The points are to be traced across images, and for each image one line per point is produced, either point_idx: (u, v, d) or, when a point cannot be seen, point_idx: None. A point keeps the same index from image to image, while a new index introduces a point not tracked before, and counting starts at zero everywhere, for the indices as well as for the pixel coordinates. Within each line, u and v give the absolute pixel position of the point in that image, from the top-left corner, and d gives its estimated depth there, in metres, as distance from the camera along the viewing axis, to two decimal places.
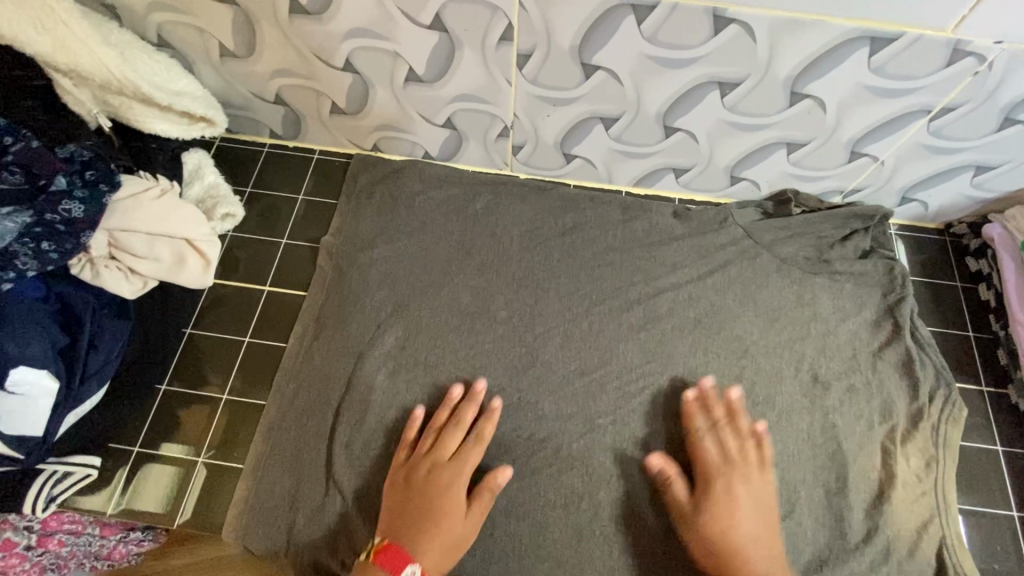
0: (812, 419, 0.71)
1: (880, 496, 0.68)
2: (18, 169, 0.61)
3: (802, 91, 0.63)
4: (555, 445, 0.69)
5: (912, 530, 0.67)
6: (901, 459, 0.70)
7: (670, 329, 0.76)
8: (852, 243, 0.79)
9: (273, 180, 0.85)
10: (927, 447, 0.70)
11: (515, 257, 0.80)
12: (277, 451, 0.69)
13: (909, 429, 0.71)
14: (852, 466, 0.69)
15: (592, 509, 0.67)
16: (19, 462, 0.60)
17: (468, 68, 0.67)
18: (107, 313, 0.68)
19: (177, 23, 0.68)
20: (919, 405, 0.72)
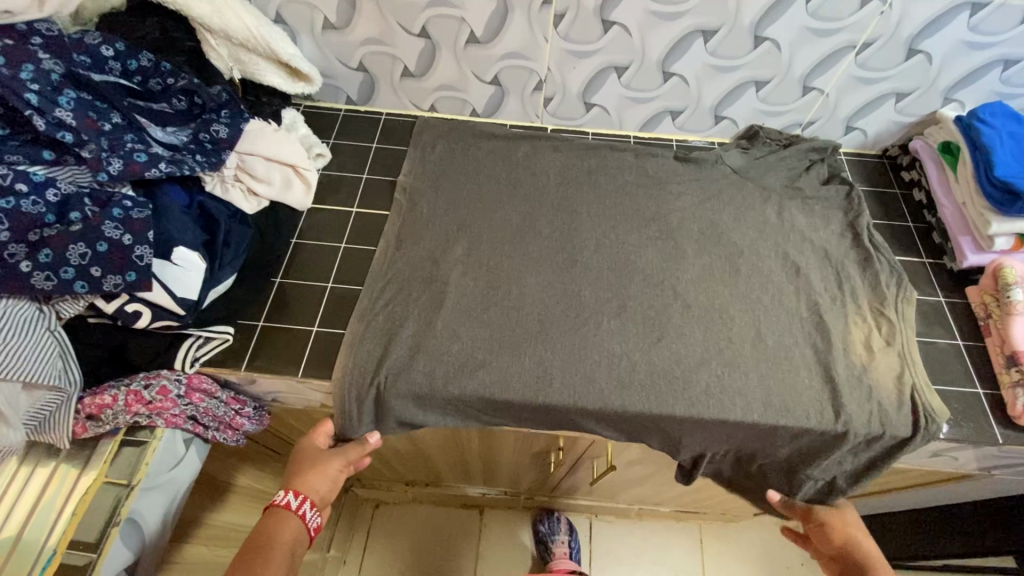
0: (799, 294, 0.88)
1: (863, 350, 0.83)
2: (183, 98, 0.81)
3: (763, 35, 0.87)
4: (596, 321, 0.86)
5: (891, 372, 0.81)
6: (876, 327, 0.85)
7: (679, 236, 0.93)
8: (815, 171, 0.99)
9: (351, 134, 1.05)
10: (891, 314, 0.86)
11: (551, 186, 0.99)
12: (363, 334, 0.83)
13: (875, 302, 0.87)
14: (834, 329, 0.85)
15: (629, 361, 0.82)
16: (180, 318, 0.75)
17: (517, 29, 0.90)
18: (234, 221, 0.84)
19: (294, 2, 0.89)
20: (877, 286, 0.88)
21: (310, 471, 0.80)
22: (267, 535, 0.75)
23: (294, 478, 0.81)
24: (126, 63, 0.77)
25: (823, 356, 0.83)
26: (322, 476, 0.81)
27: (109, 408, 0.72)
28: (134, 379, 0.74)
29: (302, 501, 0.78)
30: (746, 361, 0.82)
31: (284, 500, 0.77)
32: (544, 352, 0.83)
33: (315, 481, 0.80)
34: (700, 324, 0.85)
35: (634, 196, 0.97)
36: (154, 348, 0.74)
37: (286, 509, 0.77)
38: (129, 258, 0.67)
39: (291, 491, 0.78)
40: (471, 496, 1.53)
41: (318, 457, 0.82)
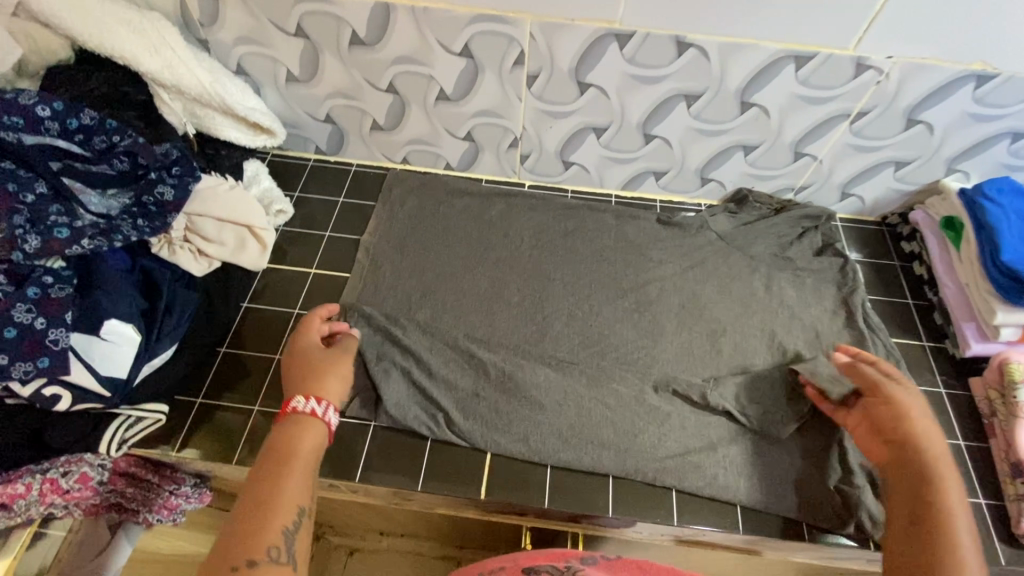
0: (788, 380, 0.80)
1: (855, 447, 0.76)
2: (126, 158, 0.74)
3: (750, 100, 0.81)
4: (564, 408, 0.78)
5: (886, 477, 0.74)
6: None
7: (658, 310, 0.87)
8: (807, 240, 0.92)
9: (317, 187, 0.99)
10: None
11: (524, 250, 0.92)
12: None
13: None
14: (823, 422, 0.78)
15: (596, 450, 0.76)
16: (105, 400, 0.69)
17: (488, 88, 0.84)
18: (178, 285, 0.79)
19: (255, 55, 0.85)
20: None
21: (321, 376, 0.69)
22: (286, 444, 0.61)
23: (301, 385, 0.68)
24: (66, 122, 0.72)
25: (808, 451, 0.76)
26: (334, 375, 0.69)
27: (22, 498, 0.69)
28: (52, 465, 0.69)
29: (326, 407, 0.66)
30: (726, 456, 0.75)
31: (304, 406, 0.65)
32: (504, 441, 0.76)
33: (330, 384, 0.68)
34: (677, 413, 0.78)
35: (611, 262, 0.91)
36: (81, 426, 0.69)
37: (303, 415, 0.64)
38: (42, 343, 0.65)
39: (312, 397, 0.65)
40: (452, 549, 1.32)
41: (320, 362, 0.71)
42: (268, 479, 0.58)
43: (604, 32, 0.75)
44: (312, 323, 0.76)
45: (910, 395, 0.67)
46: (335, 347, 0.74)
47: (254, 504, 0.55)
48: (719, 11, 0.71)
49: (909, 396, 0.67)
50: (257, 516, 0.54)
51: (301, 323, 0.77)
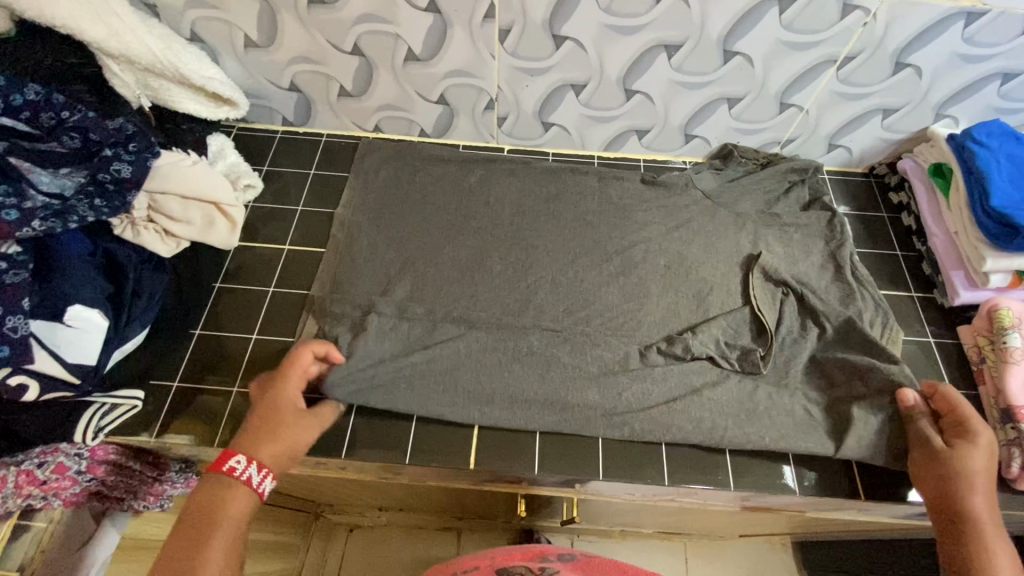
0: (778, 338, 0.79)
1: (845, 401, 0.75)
2: (76, 134, 0.71)
3: (733, 49, 0.77)
4: (548, 377, 0.76)
5: None
6: None
7: (643, 274, 0.85)
8: (794, 195, 0.90)
9: (287, 160, 0.95)
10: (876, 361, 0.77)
11: (506, 217, 0.90)
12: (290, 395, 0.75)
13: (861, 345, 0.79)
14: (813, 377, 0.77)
15: (582, 416, 0.74)
16: (76, 388, 0.67)
17: (459, 46, 0.80)
18: (148, 267, 0.76)
19: (208, 19, 0.80)
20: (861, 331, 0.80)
21: (267, 431, 0.65)
22: (205, 510, 0.59)
23: (251, 439, 0.64)
24: (9, 98, 0.68)
25: (798, 408, 0.74)
26: (285, 439, 0.65)
27: None
28: (27, 457, 0.66)
29: (260, 473, 0.62)
30: (719, 418, 0.73)
31: (241, 472, 0.61)
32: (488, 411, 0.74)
33: (271, 444, 0.64)
34: (667, 376, 0.76)
35: (594, 226, 0.89)
36: (55, 414, 0.67)
37: (237, 481, 0.61)
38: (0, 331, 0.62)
39: (253, 463, 0.62)
40: (451, 520, 1.31)
41: (281, 417, 0.67)
42: (190, 543, 0.57)
43: None
44: (301, 366, 0.71)
45: (982, 461, 0.63)
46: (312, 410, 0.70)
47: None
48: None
49: (977, 463, 0.63)
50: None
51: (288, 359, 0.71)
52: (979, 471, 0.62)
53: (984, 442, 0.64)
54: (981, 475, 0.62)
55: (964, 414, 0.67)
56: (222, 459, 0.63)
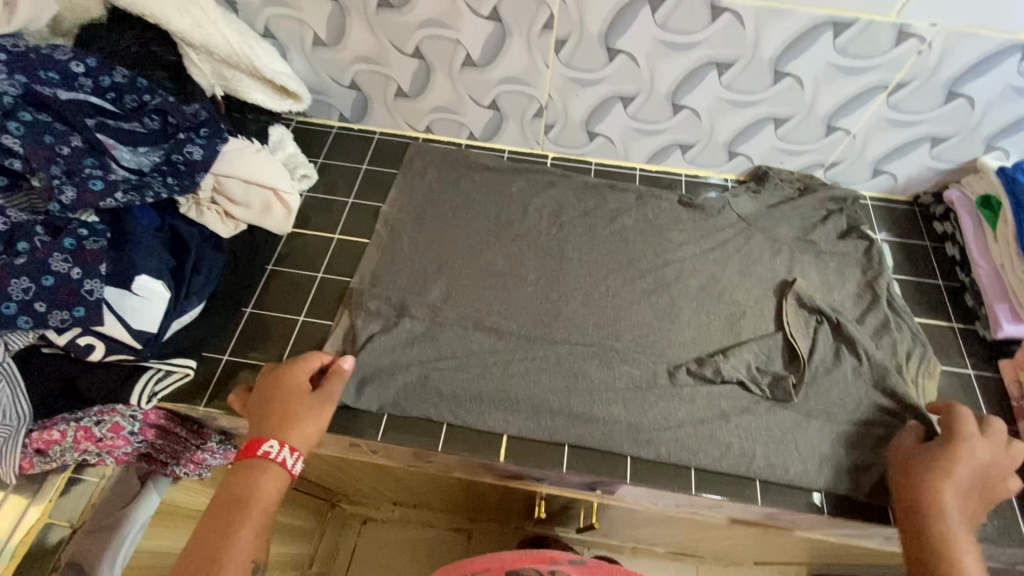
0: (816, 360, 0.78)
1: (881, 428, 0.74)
2: (157, 117, 0.76)
3: (784, 70, 0.79)
4: (573, 391, 0.76)
5: None
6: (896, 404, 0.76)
7: (680, 288, 0.85)
8: (832, 223, 0.90)
9: (341, 155, 0.99)
10: (912, 389, 0.77)
11: (545, 224, 0.92)
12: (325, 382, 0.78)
13: (899, 372, 0.78)
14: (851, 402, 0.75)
15: (608, 431, 0.73)
16: (137, 352, 0.71)
17: (515, 54, 0.83)
18: (207, 245, 0.81)
19: (282, 16, 0.85)
20: (899, 359, 0.79)
21: (294, 418, 0.67)
22: (240, 492, 0.62)
23: (277, 425, 0.66)
24: (99, 80, 0.73)
25: (829, 443, 0.72)
26: (311, 426, 0.67)
27: (57, 444, 0.70)
28: (85, 414, 0.70)
29: (292, 457, 0.65)
30: (748, 444, 0.71)
31: (276, 454, 0.64)
32: (513, 418, 0.74)
33: (299, 429, 0.67)
34: (701, 398, 0.74)
35: (630, 241, 0.89)
36: (115, 375, 0.71)
37: (271, 463, 0.64)
38: (78, 293, 0.62)
39: (286, 446, 0.65)
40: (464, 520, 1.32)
41: (303, 404, 0.68)
42: (224, 524, 0.60)
43: None
44: (314, 359, 0.73)
45: (965, 470, 0.62)
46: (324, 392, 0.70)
47: (199, 561, 0.58)
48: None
49: (959, 472, 0.61)
50: (209, 564, 0.58)
51: (302, 354, 0.74)
52: (960, 480, 0.61)
53: (968, 453, 0.63)
54: (961, 484, 0.61)
55: (954, 425, 0.65)
56: (254, 444, 0.66)
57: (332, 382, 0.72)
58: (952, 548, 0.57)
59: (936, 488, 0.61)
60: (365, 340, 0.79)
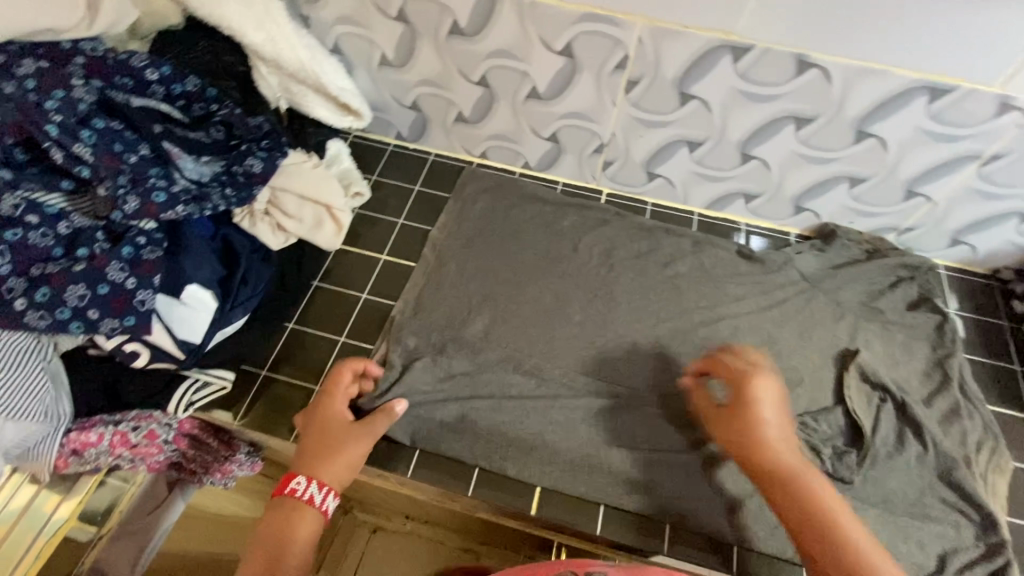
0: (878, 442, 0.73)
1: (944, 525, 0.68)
2: (222, 128, 0.76)
3: (868, 130, 0.74)
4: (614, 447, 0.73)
5: (972, 559, 0.67)
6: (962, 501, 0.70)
7: (733, 348, 0.81)
8: (901, 290, 0.85)
9: (395, 173, 0.99)
10: (981, 484, 0.71)
11: (595, 265, 0.88)
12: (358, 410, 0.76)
13: (967, 465, 0.72)
14: (913, 492, 0.70)
15: (651, 496, 0.71)
16: (179, 361, 0.71)
17: (583, 90, 0.81)
18: (257, 257, 0.80)
19: (352, 34, 0.84)
20: (969, 449, 0.73)
21: (322, 452, 0.67)
22: (274, 534, 0.62)
23: (311, 459, 0.67)
24: (171, 87, 0.73)
25: (886, 536, 0.67)
26: (340, 459, 0.67)
27: (93, 447, 0.70)
28: (123, 418, 0.70)
29: (322, 493, 0.65)
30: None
31: (302, 491, 0.64)
32: (550, 468, 0.72)
33: (329, 464, 0.66)
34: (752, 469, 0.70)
35: (683, 291, 0.86)
36: (154, 382, 0.71)
37: (299, 501, 0.64)
38: (130, 302, 0.61)
39: (313, 482, 0.64)
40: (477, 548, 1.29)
41: (331, 436, 0.68)
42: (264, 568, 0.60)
43: (720, 44, 0.70)
44: (343, 383, 0.72)
45: (772, 412, 0.65)
46: (361, 424, 0.70)
47: None
48: (865, 31, 0.65)
49: (770, 413, 0.65)
50: None
51: (332, 373, 0.73)
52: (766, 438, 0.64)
53: (756, 394, 0.66)
54: (769, 433, 0.64)
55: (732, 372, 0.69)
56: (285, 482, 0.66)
57: (376, 419, 0.70)
58: (817, 480, 0.62)
59: (756, 443, 0.64)
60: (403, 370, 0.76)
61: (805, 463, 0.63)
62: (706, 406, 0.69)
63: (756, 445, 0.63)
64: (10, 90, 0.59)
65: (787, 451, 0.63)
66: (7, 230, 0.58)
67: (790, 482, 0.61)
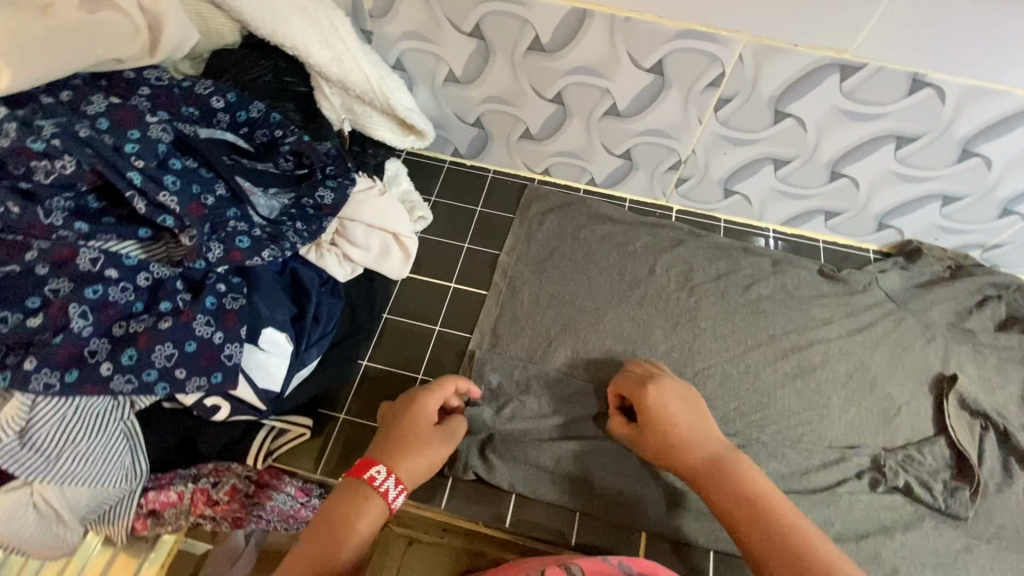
0: (987, 475, 0.70)
1: None
2: (291, 156, 0.70)
3: (973, 150, 0.71)
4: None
5: None
6: None
7: (825, 377, 0.78)
8: (989, 309, 0.82)
9: (454, 193, 0.94)
10: None
11: (672, 290, 0.85)
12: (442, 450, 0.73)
13: None
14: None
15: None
16: (259, 412, 0.66)
17: (668, 108, 0.76)
18: (325, 291, 0.75)
19: (419, 51, 0.79)
20: None
21: (408, 445, 0.61)
22: (340, 514, 0.54)
23: (390, 450, 0.61)
24: (236, 114, 0.68)
25: (1003, 574, 0.65)
26: (423, 458, 0.61)
27: (173, 507, 0.65)
28: (202, 473, 0.66)
29: (401, 489, 0.58)
30: (915, 566, 0.65)
31: (382, 482, 0.57)
32: (651, 510, 0.69)
33: (411, 458, 0.60)
34: (861, 506, 0.68)
35: (767, 315, 0.82)
36: (231, 434, 0.66)
37: (374, 491, 0.57)
38: (218, 357, 0.57)
39: (394, 474, 0.58)
40: None
41: (422, 433, 0.63)
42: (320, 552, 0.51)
43: (829, 62, 0.66)
44: (448, 388, 0.68)
45: (676, 412, 0.64)
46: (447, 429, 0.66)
47: None
48: (992, 50, 0.61)
49: (676, 415, 0.64)
50: None
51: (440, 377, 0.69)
52: (665, 424, 0.63)
53: (657, 398, 0.65)
54: (675, 423, 0.63)
55: (632, 381, 0.69)
56: (360, 466, 0.59)
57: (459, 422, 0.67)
58: (741, 474, 0.57)
59: (660, 436, 0.63)
60: (491, 408, 0.74)
61: (738, 458, 0.60)
62: (618, 425, 0.68)
63: (667, 449, 0.62)
64: (84, 133, 0.54)
65: (688, 450, 0.61)
66: (87, 288, 0.53)
67: (711, 479, 0.58)
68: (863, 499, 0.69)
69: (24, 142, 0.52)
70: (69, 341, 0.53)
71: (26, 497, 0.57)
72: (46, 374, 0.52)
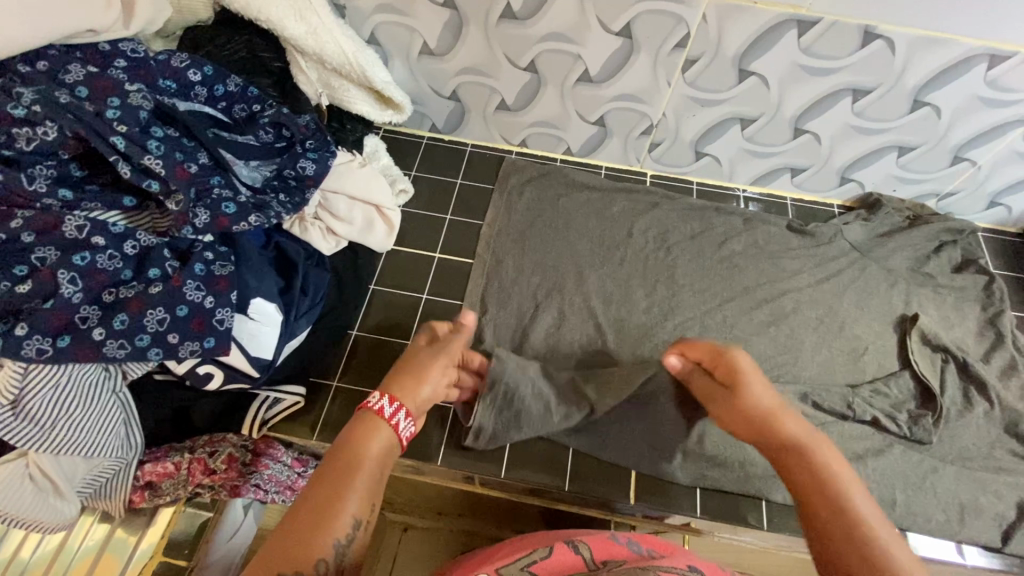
0: (948, 403, 0.75)
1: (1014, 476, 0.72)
2: (271, 129, 0.69)
3: (923, 99, 0.76)
4: (701, 433, 0.72)
5: None
6: None
7: (797, 323, 0.82)
8: (945, 254, 0.88)
9: (434, 167, 0.96)
10: None
11: (649, 251, 0.88)
12: (435, 411, 0.75)
13: None
14: (979, 445, 0.73)
15: (743, 474, 0.72)
16: (252, 380, 0.66)
17: (637, 72, 0.79)
18: (311, 264, 0.74)
19: (393, 23, 0.80)
20: None
21: (405, 369, 0.60)
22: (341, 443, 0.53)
23: (390, 378, 0.60)
24: (213, 88, 0.67)
25: (966, 492, 0.70)
26: (419, 376, 0.60)
27: (170, 477, 0.66)
28: (196, 444, 0.66)
29: (396, 407, 0.56)
30: (887, 489, 0.70)
31: (374, 403, 0.56)
32: (640, 455, 0.72)
33: (408, 378, 0.59)
34: (834, 437, 0.72)
35: (741, 270, 0.86)
36: (223, 405, 0.67)
37: (369, 413, 0.55)
38: (209, 322, 0.58)
39: (385, 394, 0.57)
40: None
41: (416, 356, 0.62)
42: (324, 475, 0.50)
43: (787, 18, 0.69)
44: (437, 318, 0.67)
45: (761, 387, 0.59)
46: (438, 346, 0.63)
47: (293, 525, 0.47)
48: (935, 3, 0.65)
49: (760, 389, 0.59)
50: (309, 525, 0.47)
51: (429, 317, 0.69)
52: (754, 394, 0.59)
53: (748, 370, 0.61)
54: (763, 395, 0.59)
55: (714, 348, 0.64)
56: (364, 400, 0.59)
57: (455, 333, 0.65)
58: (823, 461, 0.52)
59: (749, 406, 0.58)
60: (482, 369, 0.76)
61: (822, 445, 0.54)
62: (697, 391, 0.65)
63: (758, 422, 0.57)
64: (63, 99, 0.55)
65: (776, 425, 0.56)
66: (74, 255, 0.54)
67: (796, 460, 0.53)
68: (837, 432, 0.73)
69: (5, 109, 0.53)
70: (60, 306, 0.54)
71: (22, 468, 0.57)
72: (37, 340, 0.53)
